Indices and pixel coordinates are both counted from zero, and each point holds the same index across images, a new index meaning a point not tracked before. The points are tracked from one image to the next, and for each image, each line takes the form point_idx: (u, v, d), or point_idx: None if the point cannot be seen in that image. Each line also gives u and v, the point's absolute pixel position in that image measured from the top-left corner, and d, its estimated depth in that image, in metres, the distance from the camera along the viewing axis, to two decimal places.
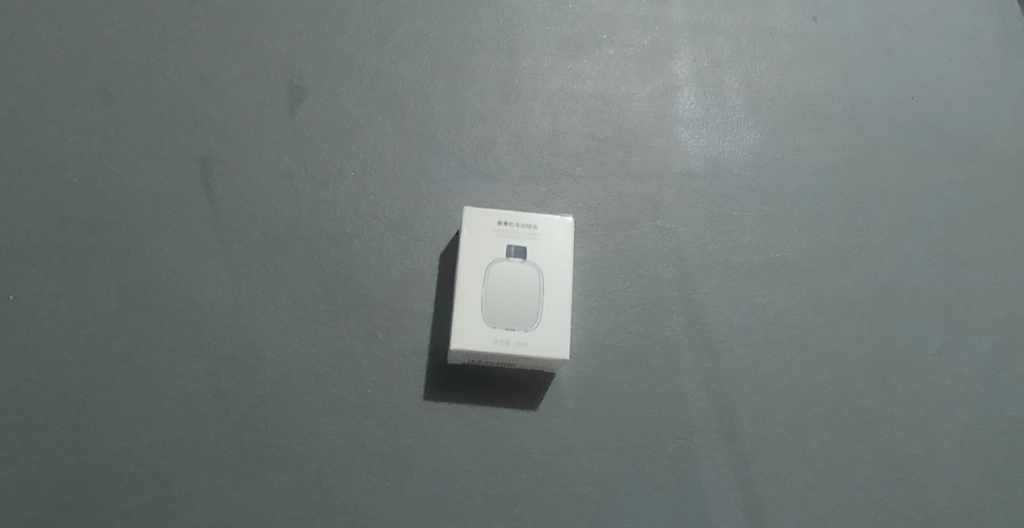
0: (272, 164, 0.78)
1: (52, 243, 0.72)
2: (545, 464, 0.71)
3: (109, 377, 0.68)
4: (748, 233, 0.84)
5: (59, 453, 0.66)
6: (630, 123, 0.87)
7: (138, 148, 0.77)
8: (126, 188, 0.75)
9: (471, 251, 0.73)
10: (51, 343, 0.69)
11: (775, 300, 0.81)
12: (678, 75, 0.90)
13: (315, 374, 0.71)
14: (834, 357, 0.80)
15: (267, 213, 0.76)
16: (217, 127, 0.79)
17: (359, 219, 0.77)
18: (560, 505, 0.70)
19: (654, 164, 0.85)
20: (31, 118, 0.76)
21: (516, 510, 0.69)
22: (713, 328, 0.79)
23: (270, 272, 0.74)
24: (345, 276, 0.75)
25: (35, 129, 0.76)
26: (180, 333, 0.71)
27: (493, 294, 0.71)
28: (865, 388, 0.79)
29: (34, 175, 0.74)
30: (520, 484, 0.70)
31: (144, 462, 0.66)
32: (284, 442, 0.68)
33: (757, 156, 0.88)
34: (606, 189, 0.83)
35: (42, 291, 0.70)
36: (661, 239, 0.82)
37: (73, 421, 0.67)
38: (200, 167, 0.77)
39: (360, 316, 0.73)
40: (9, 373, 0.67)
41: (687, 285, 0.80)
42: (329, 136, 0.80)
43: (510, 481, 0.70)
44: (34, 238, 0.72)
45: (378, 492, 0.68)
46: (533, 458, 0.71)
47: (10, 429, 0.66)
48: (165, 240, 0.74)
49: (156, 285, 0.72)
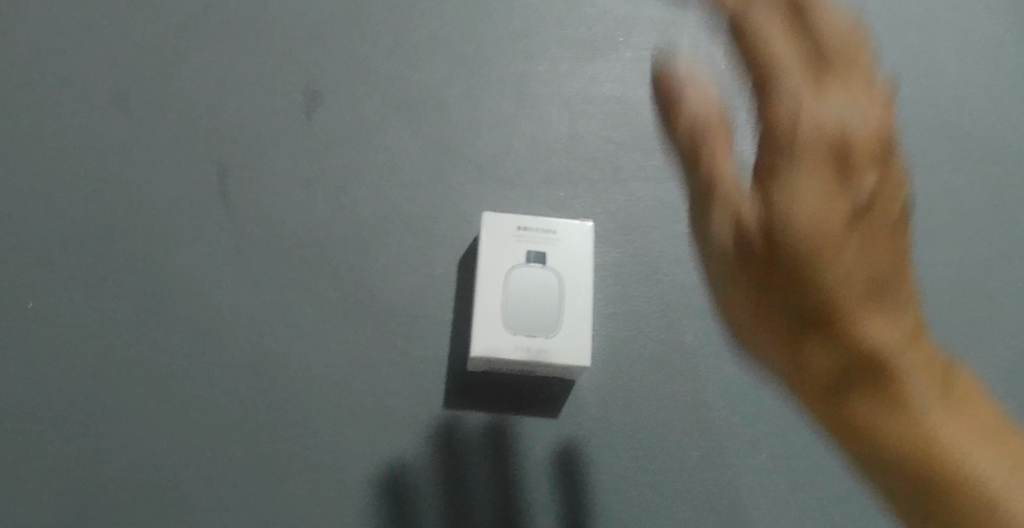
0: (289, 171, 0.78)
1: (74, 249, 0.73)
2: (566, 471, 0.70)
3: (129, 386, 0.69)
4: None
5: (80, 462, 0.66)
6: (649, 126, 0.86)
7: (154, 156, 0.77)
8: (145, 195, 0.75)
9: (490, 256, 0.72)
10: (73, 348, 0.69)
11: None
12: None
13: (333, 381, 0.70)
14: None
15: (286, 221, 0.76)
16: (233, 135, 0.79)
17: (379, 226, 0.77)
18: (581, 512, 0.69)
19: (673, 167, 0.84)
20: (53, 127, 0.77)
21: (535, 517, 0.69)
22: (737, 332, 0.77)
23: (288, 277, 0.74)
24: (364, 283, 0.74)
25: (56, 138, 0.76)
26: (199, 339, 0.71)
27: (513, 301, 0.70)
28: None
29: (52, 186, 0.75)
30: (540, 491, 0.69)
31: (163, 470, 0.66)
32: (304, 450, 0.68)
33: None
34: (627, 192, 0.82)
35: (64, 296, 0.71)
36: (683, 243, 0.81)
37: (93, 429, 0.67)
38: (217, 174, 0.77)
39: (379, 323, 0.73)
40: (33, 379, 0.68)
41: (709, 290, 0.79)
42: (348, 142, 0.80)
43: (531, 490, 0.69)
44: (56, 245, 0.73)
45: (397, 500, 0.67)
46: (552, 464, 0.70)
47: (34, 435, 0.66)
48: (184, 246, 0.74)
49: (176, 291, 0.72)
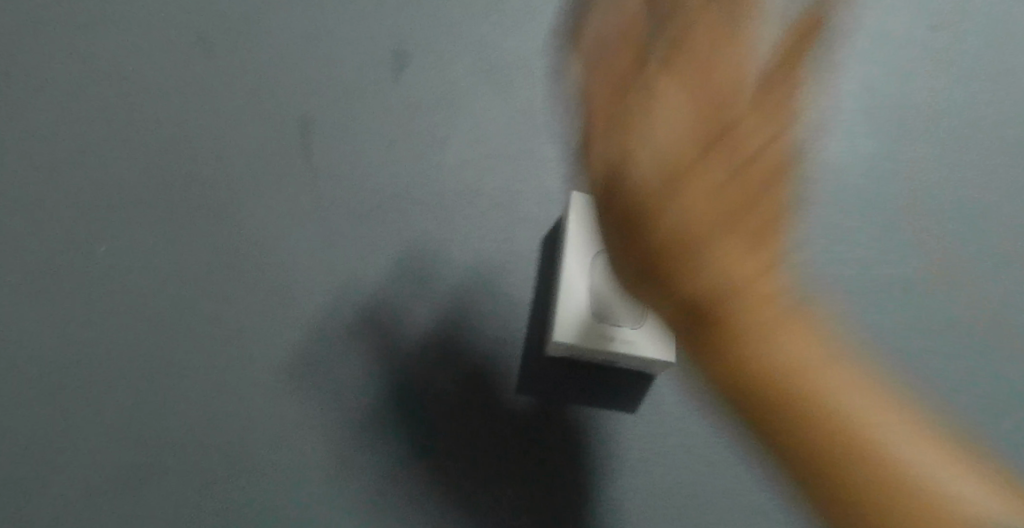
0: (367, 128, 0.69)
1: (144, 192, 0.68)
2: (645, 485, 0.65)
3: (194, 350, 0.65)
4: (912, 242, 0.68)
5: (146, 425, 0.64)
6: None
7: (214, 102, 0.69)
8: (214, 140, 0.69)
9: (580, 227, 0.62)
10: (142, 298, 0.66)
11: (942, 319, 0.67)
12: (846, 39, 0.72)
13: (407, 362, 0.65)
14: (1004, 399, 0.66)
15: (357, 184, 0.68)
16: (308, 83, 0.70)
17: (457, 196, 0.68)
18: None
19: (805, 151, 0.70)
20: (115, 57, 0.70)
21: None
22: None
23: (363, 245, 0.67)
24: (439, 259, 0.67)
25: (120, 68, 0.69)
26: (269, 304, 0.66)
27: (601, 281, 0.62)
28: None
29: (110, 128, 0.69)
30: (614, 502, 0.64)
31: (229, 442, 0.64)
32: (370, 435, 0.64)
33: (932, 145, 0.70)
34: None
35: (133, 242, 0.67)
36: (804, 240, 0.68)
37: (159, 392, 0.64)
38: (291, 124, 0.69)
39: (456, 303, 0.66)
40: (101, 326, 0.65)
41: (836, 301, 0.65)
42: (425, 100, 0.70)
43: (606, 500, 0.64)
44: (125, 186, 0.68)
45: (464, 488, 0.64)
46: (630, 476, 0.64)
47: (102, 382, 0.64)
48: (257, 200, 0.68)
49: (248, 248, 0.67)
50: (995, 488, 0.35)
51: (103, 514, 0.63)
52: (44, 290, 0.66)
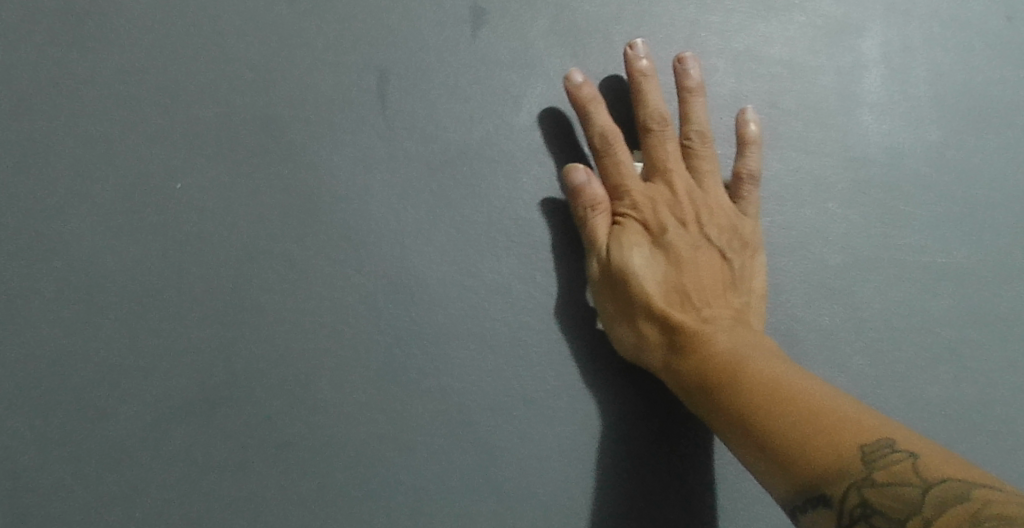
0: (445, 84, 0.67)
1: (210, 128, 0.65)
2: (690, 457, 0.66)
3: (257, 288, 0.64)
4: (962, 239, 0.71)
5: (202, 359, 0.63)
6: (853, 89, 0.72)
7: (290, 42, 0.67)
8: (286, 82, 0.66)
9: (631, 188, 0.65)
10: (206, 234, 0.64)
11: (976, 314, 0.70)
12: (912, 34, 0.73)
13: (468, 318, 0.66)
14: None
15: (430, 135, 0.67)
16: (386, 31, 0.67)
17: (532, 155, 0.68)
18: (696, 503, 0.66)
19: (865, 143, 0.71)
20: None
21: (650, 498, 0.65)
22: (899, 342, 0.70)
23: (438, 198, 0.66)
24: (511, 217, 0.67)
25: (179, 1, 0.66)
26: (334, 246, 0.65)
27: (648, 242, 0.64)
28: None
29: (174, 57, 0.66)
30: (657, 472, 0.66)
31: (285, 383, 0.64)
32: (427, 385, 0.65)
33: (990, 148, 0.72)
34: (809, 161, 0.71)
35: (201, 177, 0.65)
36: (865, 228, 0.71)
37: (219, 328, 0.63)
38: (368, 71, 0.67)
39: (519, 263, 0.67)
40: (165, 258, 0.64)
41: (876, 288, 0.70)
42: (502, 59, 0.68)
43: (652, 470, 0.66)
44: (188, 121, 0.65)
45: (517, 441, 0.65)
46: (675, 448, 0.66)
47: (160, 318, 0.63)
48: (332, 144, 0.66)
49: (319, 189, 0.65)
50: (907, 468, 0.44)
51: (155, 446, 0.62)
52: (98, 216, 0.64)
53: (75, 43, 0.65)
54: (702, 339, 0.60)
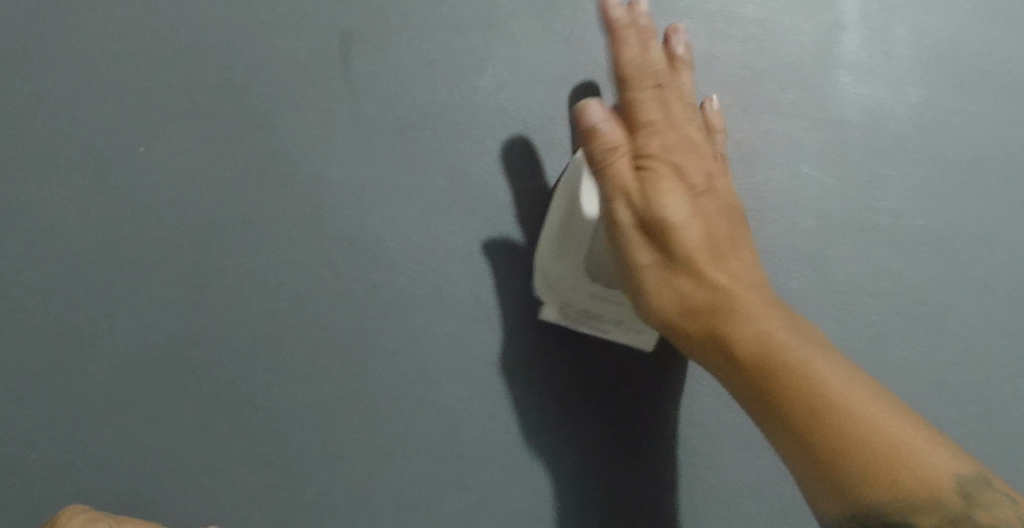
0: (409, 51, 0.66)
1: (166, 98, 0.64)
2: (654, 421, 0.65)
3: (217, 254, 0.63)
4: (943, 205, 0.70)
5: (161, 321, 0.62)
6: (831, 49, 0.71)
7: (250, 6, 0.65)
8: (246, 53, 0.65)
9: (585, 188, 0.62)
10: (162, 205, 0.63)
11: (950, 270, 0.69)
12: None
13: (434, 286, 0.65)
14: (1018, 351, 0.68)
15: (393, 102, 0.65)
16: (350, 2, 0.66)
17: (496, 120, 0.66)
18: (651, 469, 0.65)
19: (838, 103, 0.70)
20: None
21: (605, 461, 0.64)
22: (875, 300, 0.68)
23: (400, 166, 0.65)
24: (475, 180, 0.66)
25: None
26: (295, 216, 0.64)
27: None
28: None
29: (129, 25, 0.64)
30: (615, 435, 0.65)
31: (248, 348, 0.63)
32: (392, 353, 0.64)
33: (978, 111, 0.71)
34: (783, 125, 0.69)
35: (156, 147, 0.63)
36: (837, 191, 0.69)
37: (179, 292, 0.62)
38: (331, 41, 0.66)
39: (484, 226, 0.65)
40: (120, 227, 0.62)
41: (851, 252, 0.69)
42: (466, 21, 0.67)
43: (610, 433, 0.65)
44: (143, 91, 0.64)
45: (482, 406, 0.64)
46: (635, 412, 0.65)
47: (117, 288, 0.62)
48: (293, 116, 0.65)
49: (280, 160, 0.64)
50: (993, 497, 0.45)
51: (113, 409, 0.61)
52: (52, 179, 0.62)
53: (31, 4, 0.64)
54: (735, 318, 0.53)
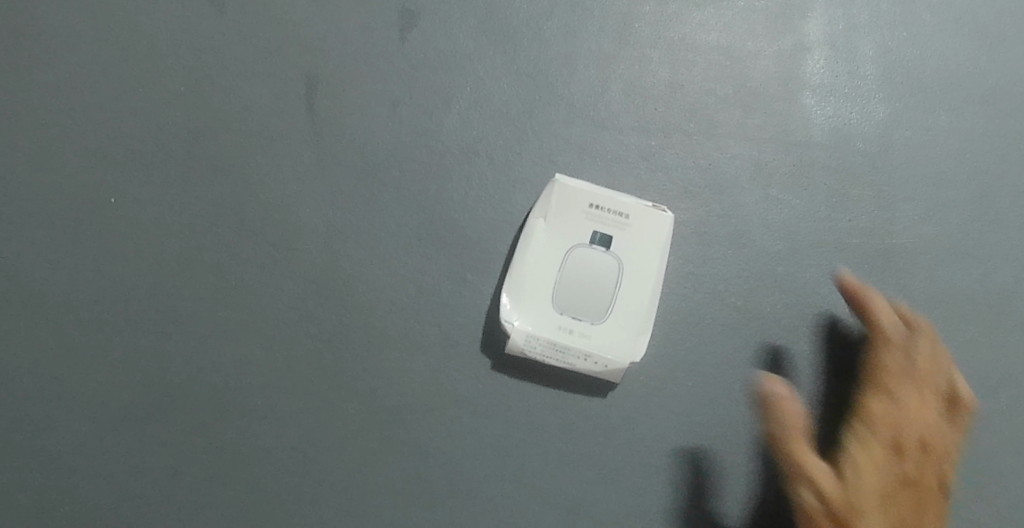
0: (375, 92, 0.68)
1: (139, 144, 0.66)
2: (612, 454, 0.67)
3: (190, 298, 0.65)
4: (897, 222, 0.71)
5: (140, 361, 0.64)
6: (797, 73, 0.72)
7: (218, 56, 0.67)
8: (217, 100, 0.67)
9: (557, 229, 0.67)
10: (136, 248, 0.65)
11: (904, 285, 0.71)
12: (844, 23, 0.73)
13: (403, 320, 0.66)
14: (973, 367, 0.70)
15: (359, 142, 0.67)
16: (317, 47, 0.68)
17: (460, 157, 0.68)
18: (616, 488, 0.66)
19: (794, 124, 0.72)
20: (102, 13, 0.67)
21: (560, 494, 0.66)
22: (840, 318, 0.69)
23: (366, 203, 0.66)
24: (440, 217, 0.67)
25: (108, 24, 0.67)
26: (264, 254, 0.65)
27: (566, 280, 0.66)
28: (978, 393, 0.70)
29: (101, 76, 0.66)
30: (567, 469, 0.66)
31: (218, 393, 0.64)
32: (362, 387, 0.65)
33: (938, 129, 0.73)
34: (750, 149, 0.71)
35: (130, 191, 0.65)
36: (793, 211, 0.70)
37: (154, 340, 0.64)
38: (299, 85, 0.67)
39: (450, 259, 0.67)
40: (96, 270, 0.64)
41: (816, 273, 0.70)
42: (430, 61, 0.68)
43: (570, 465, 0.66)
44: (117, 138, 0.66)
45: (451, 436, 0.65)
46: (589, 446, 0.67)
47: (97, 331, 0.64)
48: (260, 157, 0.66)
49: (249, 201, 0.66)
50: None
51: (92, 455, 0.63)
52: (28, 232, 0.64)
53: (3, 59, 0.66)
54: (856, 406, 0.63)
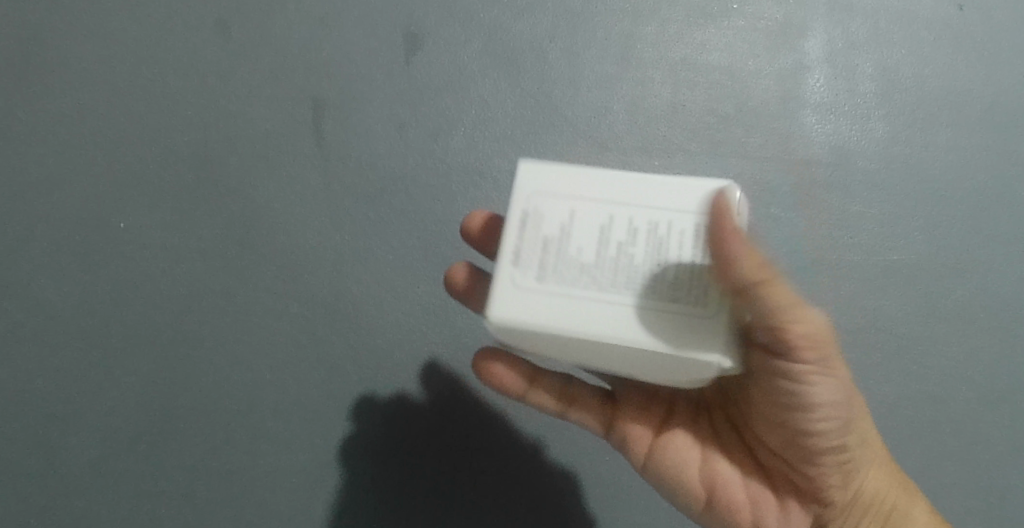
0: (381, 114, 0.68)
1: (149, 167, 0.66)
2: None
3: (197, 319, 0.65)
4: (902, 239, 0.72)
5: (148, 383, 0.64)
6: (796, 91, 0.73)
7: (227, 81, 0.68)
8: (225, 123, 0.67)
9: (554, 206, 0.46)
10: (145, 270, 0.65)
11: (910, 301, 0.71)
12: (843, 44, 0.75)
13: (408, 338, 0.66)
14: (984, 382, 0.70)
15: (365, 163, 0.67)
16: (323, 72, 0.69)
17: (464, 176, 0.68)
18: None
19: (796, 143, 0.72)
20: (115, 42, 0.68)
21: None
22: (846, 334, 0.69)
23: (371, 223, 0.67)
24: (446, 238, 0.67)
25: (121, 52, 0.68)
26: (272, 274, 0.66)
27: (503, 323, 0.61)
28: (989, 406, 0.69)
29: (111, 101, 0.67)
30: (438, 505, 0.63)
31: (226, 415, 0.64)
32: (368, 406, 0.65)
33: (936, 144, 0.74)
34: (752, 167, 0.71)
35: (140, 214, 0.66)
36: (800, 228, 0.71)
37: (162, 361, 0.64)
38: (304, 108, 0.68)
39: None
40: (106, 292, 0.65)
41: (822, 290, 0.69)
42: (435, 84, 0.69)
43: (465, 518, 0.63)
44: (127, 162, 0.66)
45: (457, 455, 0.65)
46: (480, 502, 0.63)
47: (106, 353, 0.64)
48: (268, 179, 0.67)
49: (257, 222, 0.66)
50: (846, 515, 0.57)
51: (98, 479, 0.63)
52: (38, 257, 0.65)
53: (15, 88, 0.66)
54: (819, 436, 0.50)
